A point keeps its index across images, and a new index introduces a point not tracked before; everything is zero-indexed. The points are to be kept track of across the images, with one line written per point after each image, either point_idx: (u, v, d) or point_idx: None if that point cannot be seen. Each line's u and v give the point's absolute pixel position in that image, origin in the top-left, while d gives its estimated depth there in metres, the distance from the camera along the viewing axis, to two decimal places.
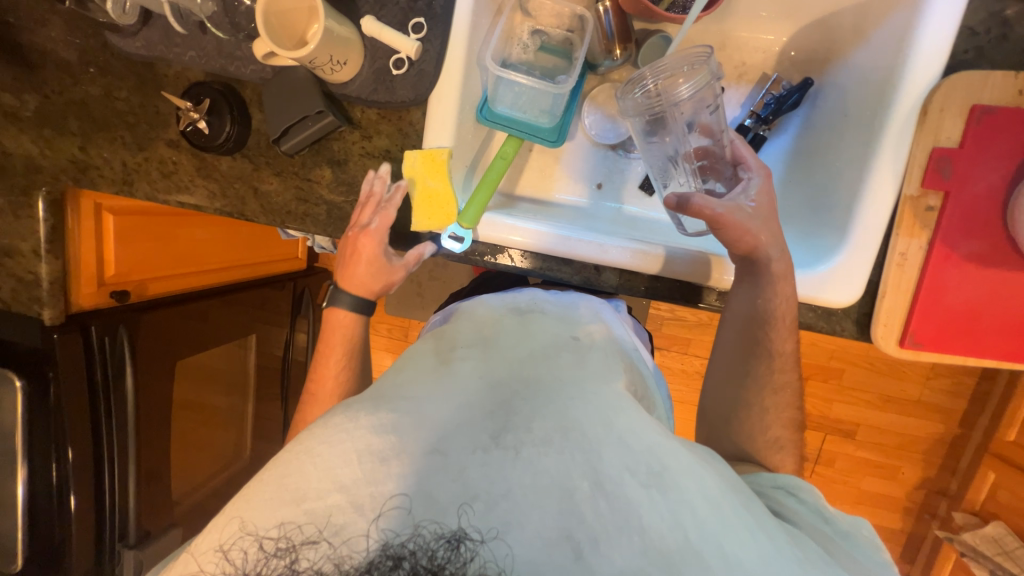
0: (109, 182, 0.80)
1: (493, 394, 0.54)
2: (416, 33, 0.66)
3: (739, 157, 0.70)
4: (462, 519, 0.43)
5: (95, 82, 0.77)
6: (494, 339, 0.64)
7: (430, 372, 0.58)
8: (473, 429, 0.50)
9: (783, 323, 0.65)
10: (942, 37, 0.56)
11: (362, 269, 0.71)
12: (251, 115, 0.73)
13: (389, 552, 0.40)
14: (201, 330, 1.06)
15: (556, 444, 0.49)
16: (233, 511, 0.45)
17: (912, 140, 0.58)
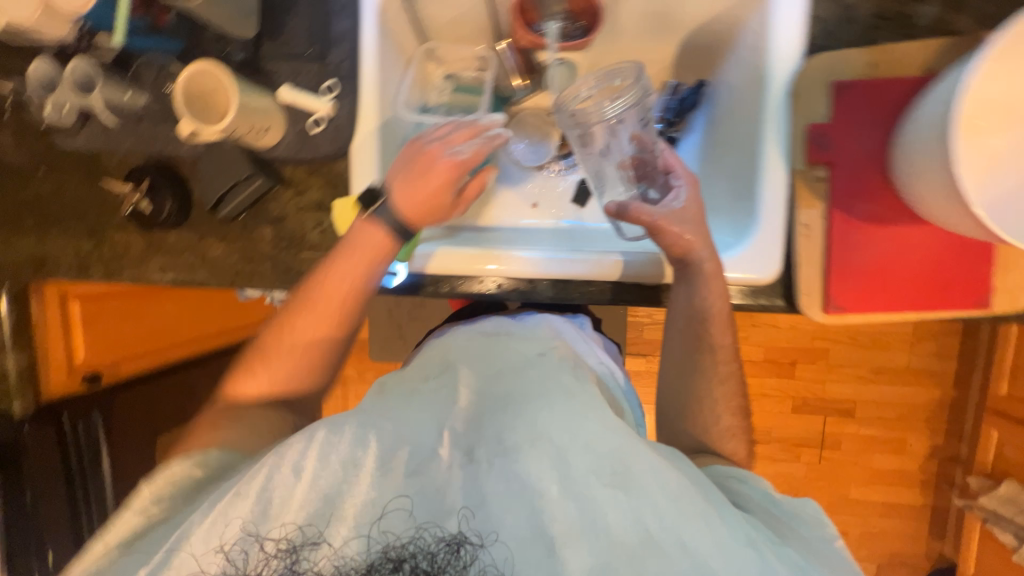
0: (65, 271, 0.83)
1: (467, 410, 0.57)
2: (329, 93, 0.72)
3: (668, 165, 0.72)
4: (462, 523, 0.46)
5: (45, 180, 0.82)
6: (463, 360, 0.67)
7: (404, 396, 0.60)
8: (447, 444, 0.52)
9: (714, 307, 0.67)
10: (793, 28, 0.62)
11: (366, 223, 0.67)
12: (190, 189, 0.77)
13: (391, 554, 0.44)
14: (171, 403, 1.16)
15: (524, 450, 0.50)
16: (229, 509, 0.46)
17: (789, 120, 0.63)
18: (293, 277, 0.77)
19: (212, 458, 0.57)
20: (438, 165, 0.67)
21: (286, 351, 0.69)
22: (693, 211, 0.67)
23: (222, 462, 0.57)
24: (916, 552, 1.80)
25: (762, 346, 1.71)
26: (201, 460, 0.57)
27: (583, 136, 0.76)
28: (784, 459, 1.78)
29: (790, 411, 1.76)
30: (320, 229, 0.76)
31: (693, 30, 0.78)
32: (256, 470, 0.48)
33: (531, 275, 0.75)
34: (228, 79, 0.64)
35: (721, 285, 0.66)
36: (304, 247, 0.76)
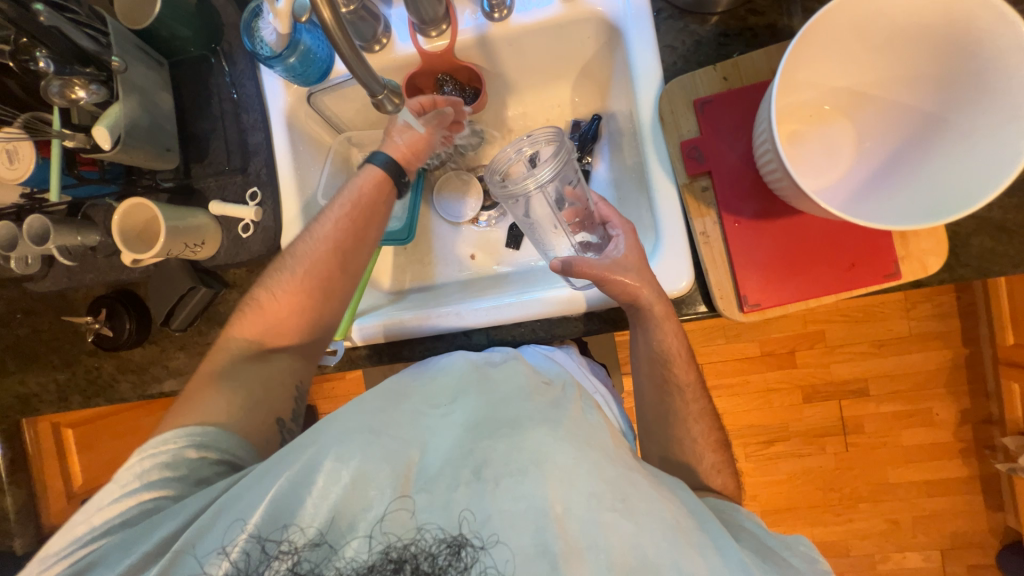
0: (48, 406, 0.90)
1: (474, 433, 0.57)
2: (254, 200, 0.78)
3: (604, 216, 0.73)
4: (462, 526, 0.49)
5: (23, 324, 0.89)
6: (473, 387, 0.64)
7: (414, 415, 0.61)
8: (457, 463, 0.54)
9: (642, 319, 0.68)
10: (650, 59, 0.68)
11: (377, 172, 0.76)
12: (147, 308, 0.84)
13: (392, 555, 0.49)
14: None
15: (531, 474, 0.51)
16: (237, 515, 0.51)
17: (665, 141, 0.67)
18: None
19: (212, 436, 0.63)
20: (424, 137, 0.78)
21: (293, 312, 0.72)
22: (635, 258, 0.66)
23: (215, 444, 0.63)
24: (977, 528, 1.58)
25: (756, 341, 1.62)
26: (203, 426, 0.63)
27: (513, 202, 0.71)
28: (810, 453, 1.63)
29: (804, 401, 1.62)
30: None
31: (580, 72, 0.84)
32: (260, 485, 0.52)
33: (462, 327, 0.77)
34: (153, 208, 0.71)
35: (658, 301, 0.66)
36: None
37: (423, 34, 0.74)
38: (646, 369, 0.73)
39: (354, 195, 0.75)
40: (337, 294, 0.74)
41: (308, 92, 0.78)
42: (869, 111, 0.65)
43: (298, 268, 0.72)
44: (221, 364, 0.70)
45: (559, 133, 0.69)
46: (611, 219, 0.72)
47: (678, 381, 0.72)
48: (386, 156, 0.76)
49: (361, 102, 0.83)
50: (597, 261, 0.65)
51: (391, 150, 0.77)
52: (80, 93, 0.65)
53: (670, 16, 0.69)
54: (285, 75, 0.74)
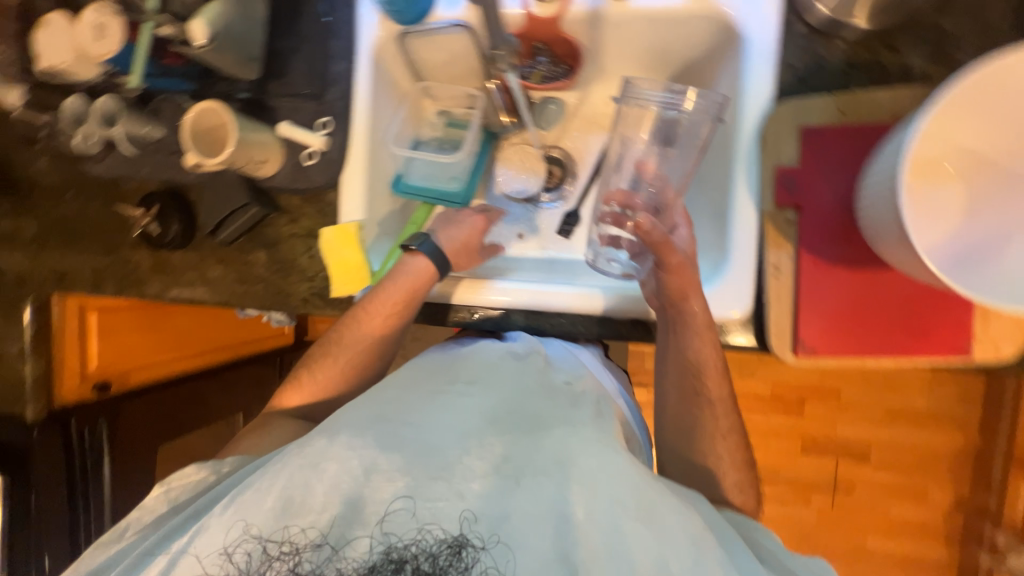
0: (82, 287, 0.92)
1: (495, 425, 0.57)
2: (323, 129, 0.77)
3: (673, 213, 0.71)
4: (462, 525, 0.49)
5: (72, 202, 0.91)
6: (494, 379, 0.65)
7: (430, 397, 0.62)
8: (480, 454, 0.54)
9: (681, 321, 0.66)
10: (764, 74, 0.64)
11: (426, 262, 0.75)
12: (195, 214, 0.84)
13: (393, 556, 0.48)
14: (198, 411, 1.27)
15: (551, 474, 0.52)
16: (249, 504, 0.52)
17: (759, 163, 0.64)
18: (283, 299, 0.82)
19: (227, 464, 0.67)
20: (468, 229, 0.79)
21: (333, 384, 0.78)
22: (688, 275, 0.65)
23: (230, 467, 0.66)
24: None
25: (769, 381, 1.60)
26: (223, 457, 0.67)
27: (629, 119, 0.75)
28: (793, 503, 1.62)
29: (800, 452, 1.61)
30: (308, 254, 0.80)
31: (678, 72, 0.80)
32: (267, 474, 0.53)
33: (507, 305, 0.77)
34: (226, 115, 0.70)
35: (706, 323, 0.66)
36: (294, 271, 0.82)
37: None
38: (674, 376, 0.70)
39: (400, 290, 0.75)
40: (374, 366, 0.79)
41: (400, 31, 0.75)
42: (989, 180, 0.61)
43: (341, 354, 0.77)
44: (266, 417, 0.77)
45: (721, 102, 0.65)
46: (678, 215, 0.70)
47: (709, 396, 0.70)
48: (434, 245, 0.76)
49: (449, 54, 0.81)
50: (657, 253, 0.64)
51: (441, 240, 0.77)
52: None
53: (800, 33, 0.65)
54: (383, 7, 0.71)
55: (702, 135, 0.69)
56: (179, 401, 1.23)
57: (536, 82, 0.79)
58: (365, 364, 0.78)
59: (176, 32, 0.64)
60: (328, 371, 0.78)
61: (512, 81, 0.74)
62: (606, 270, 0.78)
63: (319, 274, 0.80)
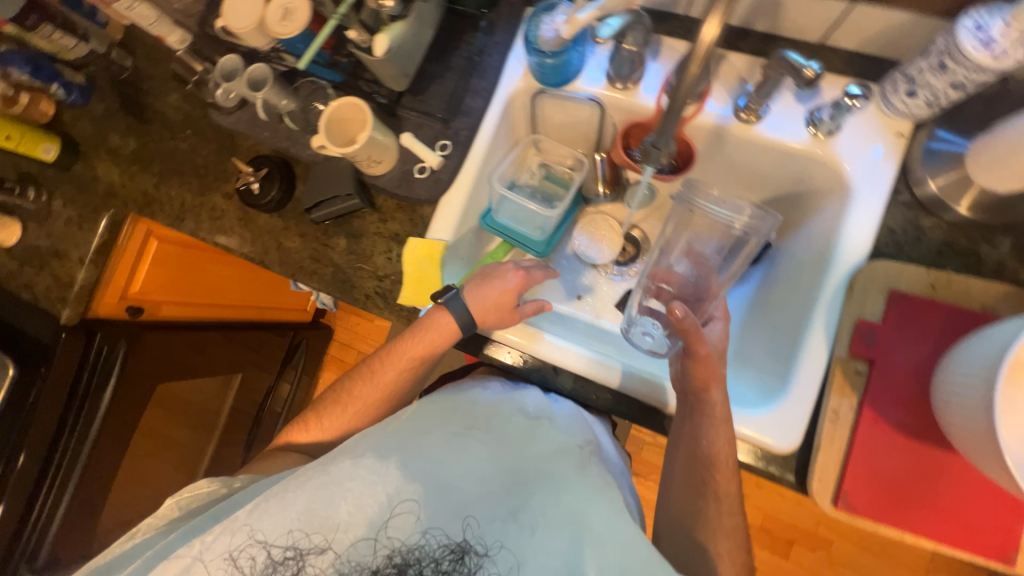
0: (163, 216, 0.96)
1: (510, 477, 0.62)
2: (441, 151, 0.82)
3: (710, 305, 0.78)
4: (464, 533, 0.55)
5: (186, 140, 0.97)
6: (510, 430, 0.69)
7: (454, 434, 0.66)
8: (496, 500, 0.59)
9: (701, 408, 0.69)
10: (865, 228, 0.68)
11: (448, 321, 0.75)
12: (295, 186, 0.89)
13: (395, 560, 0.53)
14: (196, 359, 1.27)
15: (564, 531, 0.56)
16: (273, 509, 0.56)
17: (841, 309, 0.66)
18: (347, 288, 0.84)
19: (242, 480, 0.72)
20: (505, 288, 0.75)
21: (340, 430, 0.79)
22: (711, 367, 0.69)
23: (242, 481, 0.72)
24: None
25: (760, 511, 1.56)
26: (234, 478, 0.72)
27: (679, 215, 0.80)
28: None
29: None
30: (387, 256, 0.83)
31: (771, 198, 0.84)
32: (287, 485, 0.57)
33: (559, 364, 0.77)
34: (365, 112, 0.76)
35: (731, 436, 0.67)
36: (367, 266, 0.84)
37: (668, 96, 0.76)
38: (684, 462, 0.71)
39: (419, 345, 0.77)
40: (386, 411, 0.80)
41: (538, 89, 0.82)
42: None
43: (353, 402, 0.79)
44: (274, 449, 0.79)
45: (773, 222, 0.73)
46: (715, 306, 0.78)
47: (719, 490, 0.69)
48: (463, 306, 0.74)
49: (571, 119, 0.87)
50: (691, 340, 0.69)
51: (470, 299, 0.74)
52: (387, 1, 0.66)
53: (903, 201, 0.69)
54: (533, 68, 0.78)
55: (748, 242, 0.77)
56: (187, 351, 1.24)
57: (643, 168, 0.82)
58: (378, 405, 0.79)
59: (359, 40, 0.70)
60: (341, 410, 0.79)
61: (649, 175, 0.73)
62: (637, 341, 0.81)
63: (389, 276, 0.83)
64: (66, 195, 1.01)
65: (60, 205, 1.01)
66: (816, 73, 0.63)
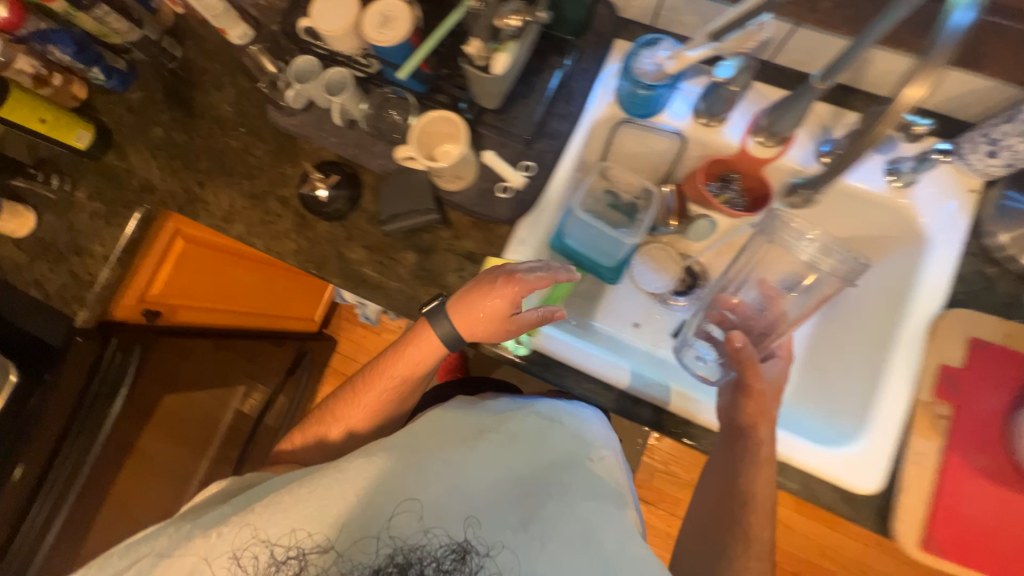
0: (207, 216, 0.89)
1: (515, 483, 0.60)
2: (524, 171, 0.80)
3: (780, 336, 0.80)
4: (468, 535, 0.55)
5: (239, 138, 0.91)
6: (521, 433, 0.64)
7: (462, 439, 0.63)
8: (500, 507, 0.57)
9: (742, 439, 0.70)
10: (942, 274, 0.71)
11: (432, 333, 0.72)
12: (361, 195, 0.85)
13: (398, 559, 0.54)
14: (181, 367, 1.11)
15: (575, 546, 0.55)
16: (273, 512, 0.56)
17: (924, 351, 0.69)
18: (415, 306, 0.81)
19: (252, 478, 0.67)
20: (490, 296, 0.68)
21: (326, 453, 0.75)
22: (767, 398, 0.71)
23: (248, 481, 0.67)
24: None
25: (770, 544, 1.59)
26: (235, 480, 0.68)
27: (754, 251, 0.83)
28: None
29: None
30: (459, 274, 0.81)
31: None
32: (289, 491, 0.57)
33: (641, 396, 0.75)
34: (462, 130, 0.74)
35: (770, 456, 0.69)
36: (437, 284, 0.81)
37: (753, 137, 0.78)
38: (717, 497, 0.70)
39: (402, 361, 0.74)
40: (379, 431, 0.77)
41: (622, 118, 0.82)
42: None
43: (335, 422, 0.75)
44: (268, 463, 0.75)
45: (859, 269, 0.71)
46: (779, 343, 0.79)
47: (749, 530, 0.67)
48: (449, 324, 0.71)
49: (646, 149, 0.88)
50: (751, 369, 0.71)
51: (456, 312, 0.70)
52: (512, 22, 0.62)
53: (971, 250, 0.73)
54: (623, 96, 0.79)
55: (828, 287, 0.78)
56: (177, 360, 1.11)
57: (721, 203, 0.83)
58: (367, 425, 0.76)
59: (473, 54, 0.64)
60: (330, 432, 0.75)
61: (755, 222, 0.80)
62: (690, 364, 0.85)
63: None
64: (92, 187, 0.93)
65: (84, 197, 0.93)
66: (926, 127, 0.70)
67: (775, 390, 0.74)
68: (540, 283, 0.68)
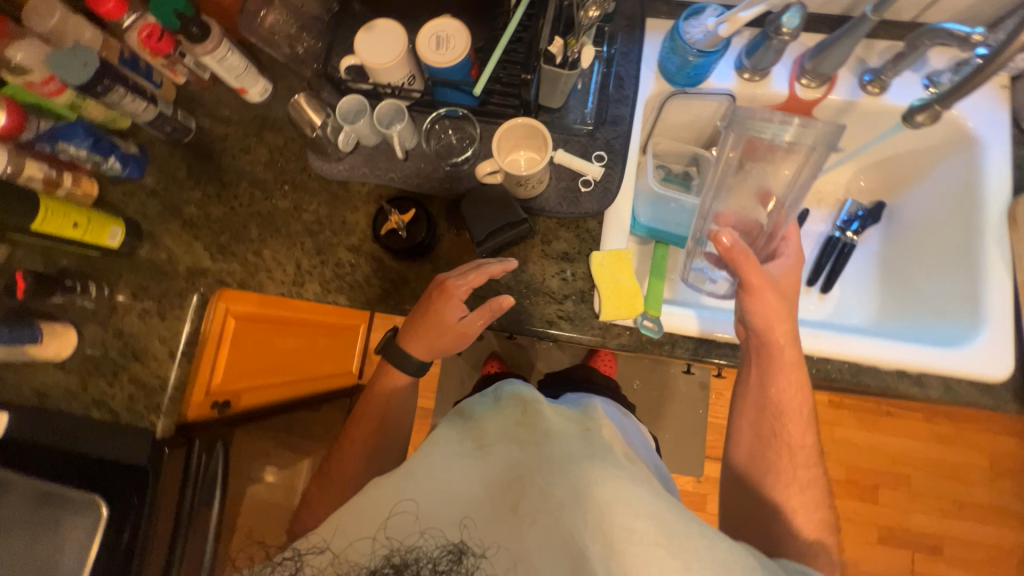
0: (276, 285, 0.84)
1: (507, 469, 0.56)
2: (599, 162, 0.81)
3: (781, 232, 0.79)
4: (462, 533, 0.50)
5: (286, 197, 0.86)
6: (511, 425, 0.62)
7: (457, 447, 0.60)
8: (492, 498, 0.53)
9: (770, 355, 0.70)
10: (1003, 168, 0.78)
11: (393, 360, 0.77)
12: (440, 225, 0.81)
13: (392, 561, 0.47)
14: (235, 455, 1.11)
15: (570, 509, 0.50)
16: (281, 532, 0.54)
17: (1009, 240, 0.76)
18: (526, 320, 0.79)
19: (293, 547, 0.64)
20: (435, 314, 0.72)
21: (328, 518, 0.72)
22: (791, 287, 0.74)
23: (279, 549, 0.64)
24: None
25: (844, 465, 1.67)
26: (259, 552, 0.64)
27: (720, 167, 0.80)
28: None
29: (877, 541, 1.64)
30: (561, 276, 0.80)
31: (873, 163, 0.95)
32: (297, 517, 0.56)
33: None
34: (543, 136, 0.73)
35: (801, 371, 0.70)
36: (541, 293, 0.80)
37: (798, 81, 0.82)
38: (751, 416, 0.72)
39: (375, 397, 0.79)
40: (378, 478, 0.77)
41: (671, 91, 0.84)
42: None
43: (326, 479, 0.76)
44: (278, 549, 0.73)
45: (839, 131, 0.69)
46: (786, 242, 0.77)
47: (789, 441, 0.70)
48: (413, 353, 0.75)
49: (692, 117, 0.90)
50: (756, 266, 0.67)
51: (412, 343, 0.75)
52: (592, 11, 0.62)
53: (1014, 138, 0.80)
54: (673, 69, 0.81)
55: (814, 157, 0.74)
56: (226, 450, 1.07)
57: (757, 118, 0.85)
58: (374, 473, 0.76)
59: (556, 53, 0.64)
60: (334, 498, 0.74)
61: (741, 138, 0.75)
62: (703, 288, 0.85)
63: (571, 297, 0.79)
64: (134, 285, 0.85)
65: (127, 298, 0.85)
66: (980, 44, 0.67)
67: (778, 286, 0.70)
68: (468, 282, 0.71)
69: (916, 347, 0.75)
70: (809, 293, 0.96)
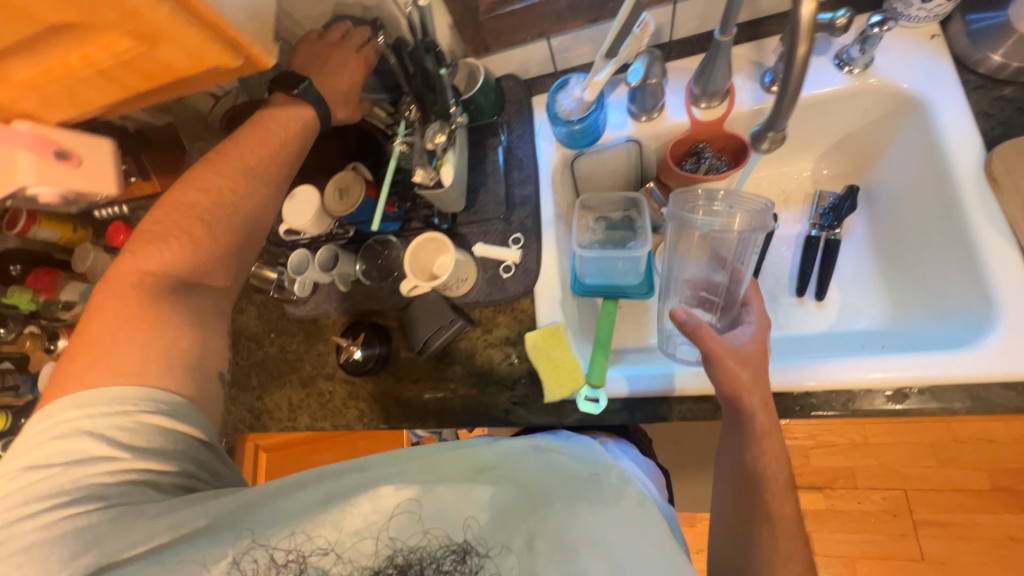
0: (276, 423, 0.95)
1: (519, 499, 0.55)
2: (516, 244, 0.84)
3: (745, 298, 0.74)
4: (466, 535, 0.52)
5: (274, 342, 0.99)
6: (521, 459, 0.60)
7: (469, 465, 0.58)
8: (507, 523, 0.53)
9: (743, 423, 0.64)
10: (963, 121, 0.67)
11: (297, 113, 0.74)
12: (393, 339, 0.89)
13: (396, 561, 0.51)
14: None
15: (582, 556, 0.50)
16: (282, 508, 0.54)
17: (1000, 205, 0.63)
18: (484, 412, 0.80)
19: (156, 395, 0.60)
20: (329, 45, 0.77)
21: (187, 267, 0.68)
22: (758, 354, 0.65)
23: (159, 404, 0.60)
24: None
25: (985, 470, 1.35)
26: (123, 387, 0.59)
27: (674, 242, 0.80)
28: None
29: None
30: (508, 361, 0.81)
31: (833, 146, 0.84)
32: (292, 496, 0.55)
33: None
34: (443, 242, 0.80)
35: (774, 421, 0.63)
36: (493, 381, 0.81)
37: (696, 106, 0.80)
38: (732, 485, 0.66)
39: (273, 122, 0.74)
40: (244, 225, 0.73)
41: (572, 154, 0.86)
42: None
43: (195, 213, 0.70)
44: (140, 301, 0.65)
45: (767, 209, 0.72)
46: (752, 312, 0.72)
47: (774, 511, 0.62)
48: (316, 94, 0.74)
49: (609, 167, 0.90)
50: (720, 340, 0.64)
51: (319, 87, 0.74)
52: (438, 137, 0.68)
53: (974, 84, 0.69)
54: (562, 139, 0.83)
55: (749, 239, 0.76)
56: None
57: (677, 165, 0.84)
58: (211, 233, 0.70)
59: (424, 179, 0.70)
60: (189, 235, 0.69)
61: (680, 218, 0.77)
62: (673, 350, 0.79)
63: (520, 381, 0.79)
64: None
65: None
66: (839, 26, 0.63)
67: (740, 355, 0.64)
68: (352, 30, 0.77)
69: (913, 355, 0.63)
70: (804, 305, 0.83)
